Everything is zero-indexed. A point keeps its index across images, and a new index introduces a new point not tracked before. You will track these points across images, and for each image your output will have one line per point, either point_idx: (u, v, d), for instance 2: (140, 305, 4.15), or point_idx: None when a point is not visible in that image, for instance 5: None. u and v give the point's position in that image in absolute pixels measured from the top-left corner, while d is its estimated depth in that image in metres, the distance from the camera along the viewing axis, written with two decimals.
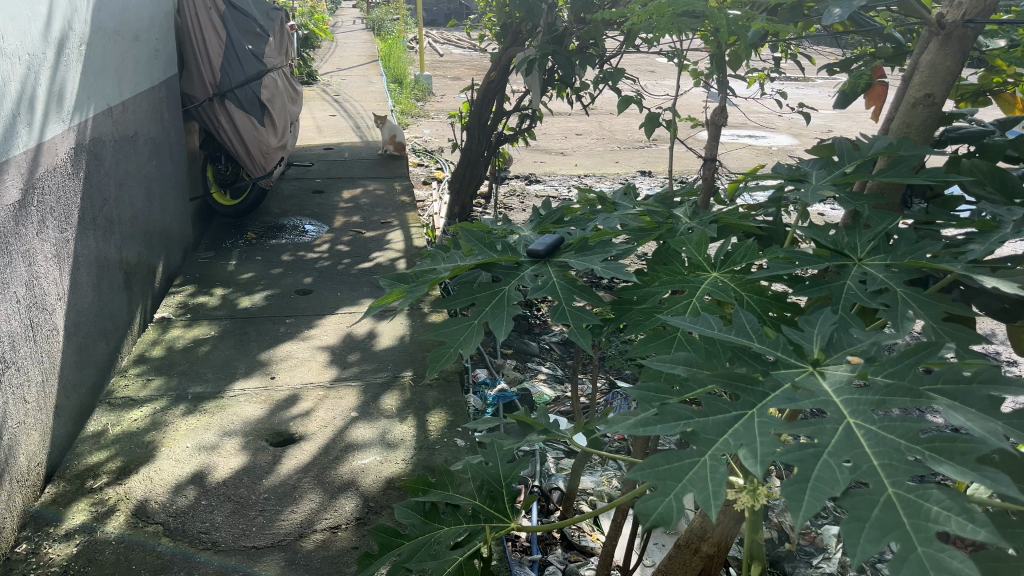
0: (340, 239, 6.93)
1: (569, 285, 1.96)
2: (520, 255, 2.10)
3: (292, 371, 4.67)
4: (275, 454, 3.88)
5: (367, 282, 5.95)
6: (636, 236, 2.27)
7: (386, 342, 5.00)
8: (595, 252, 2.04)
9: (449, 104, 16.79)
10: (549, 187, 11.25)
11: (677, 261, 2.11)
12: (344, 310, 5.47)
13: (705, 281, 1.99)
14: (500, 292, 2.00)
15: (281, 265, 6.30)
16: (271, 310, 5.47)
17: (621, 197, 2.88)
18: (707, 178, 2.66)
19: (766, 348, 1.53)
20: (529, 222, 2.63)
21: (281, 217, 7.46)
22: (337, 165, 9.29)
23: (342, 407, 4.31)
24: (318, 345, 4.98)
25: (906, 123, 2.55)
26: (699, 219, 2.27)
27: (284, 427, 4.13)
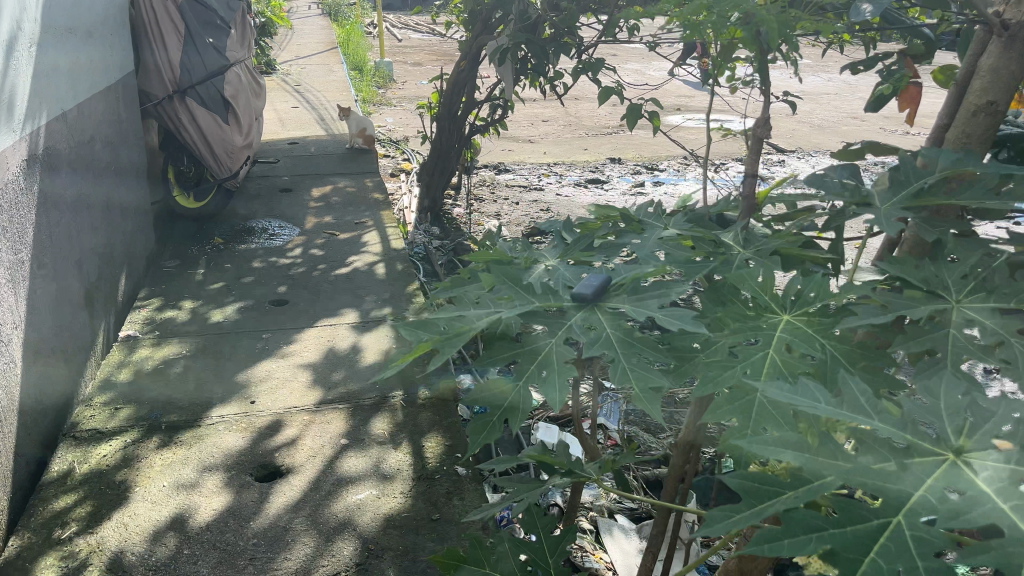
0: (313, 242, 6.58)
1: (627, 336, 1.69)
2: (562, 300, 1.83)
3: (273, 394, 4.35)
4: (262, 491, 3.58)
5: (346, 290, 5.63)
6: (683, 270, 2.01)
7: (372, 358, 4.70)
8: (651, 297, 1.78)
9: (410, 91, 16.35)
10: (520, 176, 10.95)
11: (738, 300, 1.87)
12: (324, 322, 5.15)
13: (778, 326, 1.74)
14: (546, 344, 1.72)
15: (252, 273, 5.95)
16: (246, 324, 5.13)
17: (649, 215, 2.63)
18: (747, 194, 2.42)
19: (893, 431, 1.29)
20: (553, 249, 2.36)
21: (248, 219, 7.09)
22: (303, 160, 8.90)
23: (331, 434, 4.01)
24: (299, 363, 4.66)
25: (964, 132, 2.32)
26: (754, 250, 2.02)
27: (268, 458, 3.82)
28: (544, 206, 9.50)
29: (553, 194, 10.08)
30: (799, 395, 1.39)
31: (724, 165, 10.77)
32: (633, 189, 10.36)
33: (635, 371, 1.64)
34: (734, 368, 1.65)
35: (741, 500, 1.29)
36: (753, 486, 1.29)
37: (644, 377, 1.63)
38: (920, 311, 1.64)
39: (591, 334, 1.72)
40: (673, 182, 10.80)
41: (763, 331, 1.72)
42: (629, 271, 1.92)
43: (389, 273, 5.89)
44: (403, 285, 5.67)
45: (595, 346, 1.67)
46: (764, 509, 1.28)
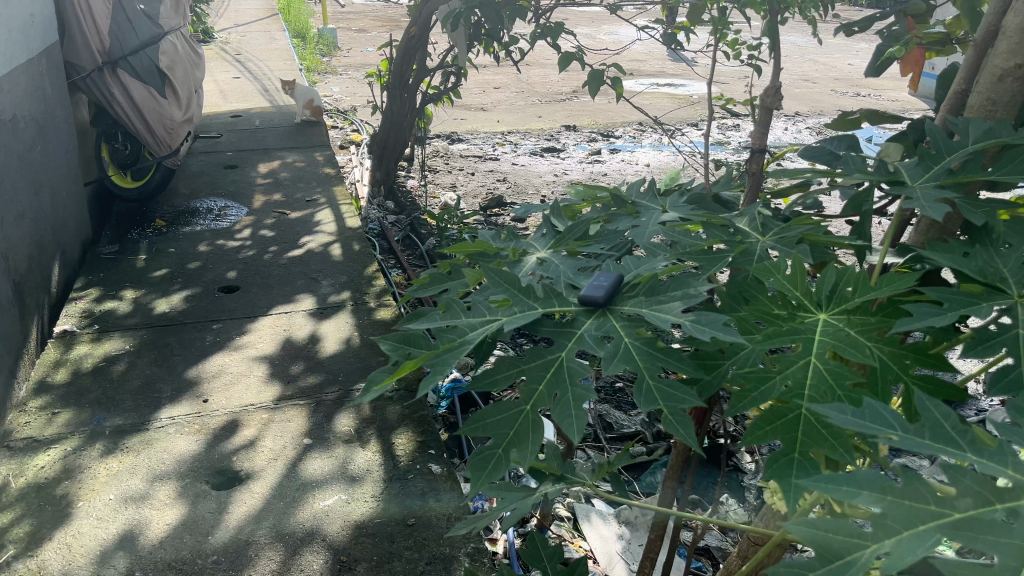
0: (262, 222, 6.21)
1: (648, 347, 1.46)
2: (568, 305, 1.59)
3: (227, 391, 4.04)
4: (219, 501, 3.30)
5: (301, 274, 5.30)
6: (698, 263, 1.78)
7: (332, 347, 4.41)
8: (671, 296, 1.54)
9: (357, 59, 15.77)
10: (475, 146, 10.60)
11: (763, 294, 1.65)
12: (278, 310, 4.83)
13: (817, 328, 1.54)
14: (554, 357, 1.48)
15: (199, 258, 5.57)
16: (194, 314, 4.79)
17: (643, 196, 2.39)
18: (753, 172, 2.20)
19: (993, 469, 1.10)
20: (543, 239, 2.11)
21: (192, 198, 6.67)
22: (248, 135, 8.45)
23: (292, 433, 3.72)
24: (254, 356, 4.35)
25: (990, 99, 2.13)
26: (775, 236, 1.81)
27: (225, 462, 3.53)
28: (501, 176, 9.20)
29: (509, 164, 9.78)
30: (869, 419, 1.19)
31: (682, 130, 10.56)
32: (591, 156, 10.10)
33: (662, 388, 1.42)
34: (773, 381, 1.46)
35: (813, 555, 1.10)
36: (828, 538, 1.09)
37: (676, 396, 1.40)
38: (985, 308, 1.44)
39: (605, 344, 1.48)
40: (631, 149, 10.56)
41: (800, 333, 1.52)
42: (641, 269, 1.68)
43: (346, 254, 5.58)
44: (361, 267, 5.36)
45: (616, 360, 1.43)
46: (842, 568, 1.08)
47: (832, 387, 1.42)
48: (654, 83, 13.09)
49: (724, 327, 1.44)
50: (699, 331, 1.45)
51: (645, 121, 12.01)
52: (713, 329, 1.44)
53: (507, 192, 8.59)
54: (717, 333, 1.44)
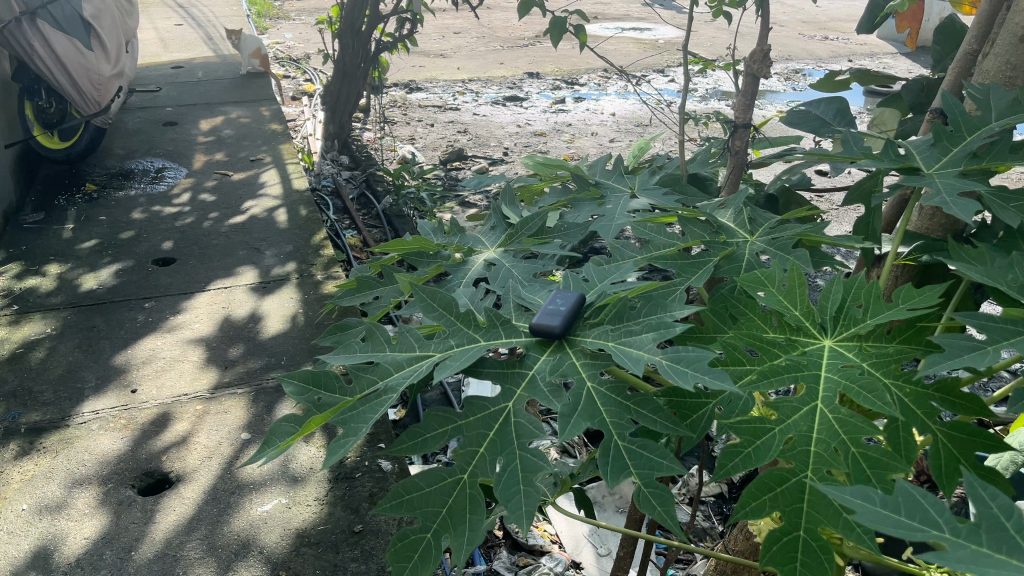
0: (202, 185, 5.77)
1: (615, 397, 1.16)
2: (517, 337, 1.28)
3: (158, 379, 3.69)
4: (145, 509, 2.98)
5: (243, 243, 4.91)
6: (676, 271, 1.48)
7: (276, 326, 4.06)
8: (643, 324, 1.23)
9: (309, 3, 15.00)
10: (434, 95, 10.10)
11: (755, 312, 1.36)
12: (217, 285, 4.45)
13: (822, 364, 1.25)
14: (499, 409, 1.17)
15: (132, 226, 5.15)
16: (125, 290, 4.39)
17: (608, 175, 2.07)
18: (737, 151, 1.89)
19: None
20: (494, 233, 1.80)
21: (126, 159, 6.19)
22: (189, 88, 7.91)
23: (229, 427, 3.39)
24: (189, 338, 3.98)
25: (1011, 63, 1.83)
26: (767, 237, 1.51)
27: (154, 463, 3.21)
28: (462, 127, 8.75)
29: (470, 114, 9.32)
30: (905, 513, 0.92)
31: (647, 78, 10.15)
32: (555, 106, 9.67)
33: (634, 451, 1.12)
34: (769, 436, 1.17)
35: None
36: None
37: (652, 463, 1.11)
38: None
39: (562, 391, 1.17)
40: (596, 98, 10.14)
41: (804, 372, 1.23)
42: (607, 285, 1.37)
43: (291, 220, 5.18)
44: (308, 234, 4.97)
45: (576, 417, 1.13)
46: None
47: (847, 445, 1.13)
48: (619, 27, 12.60)
49: (709, 372, 1.14)
50: (678, 377, 1.15)
51: (611, 68, 11.56)
52: (695, 374, 1.14)
53: (467, 144, 8.15)
54: (702, 379, 1.14)
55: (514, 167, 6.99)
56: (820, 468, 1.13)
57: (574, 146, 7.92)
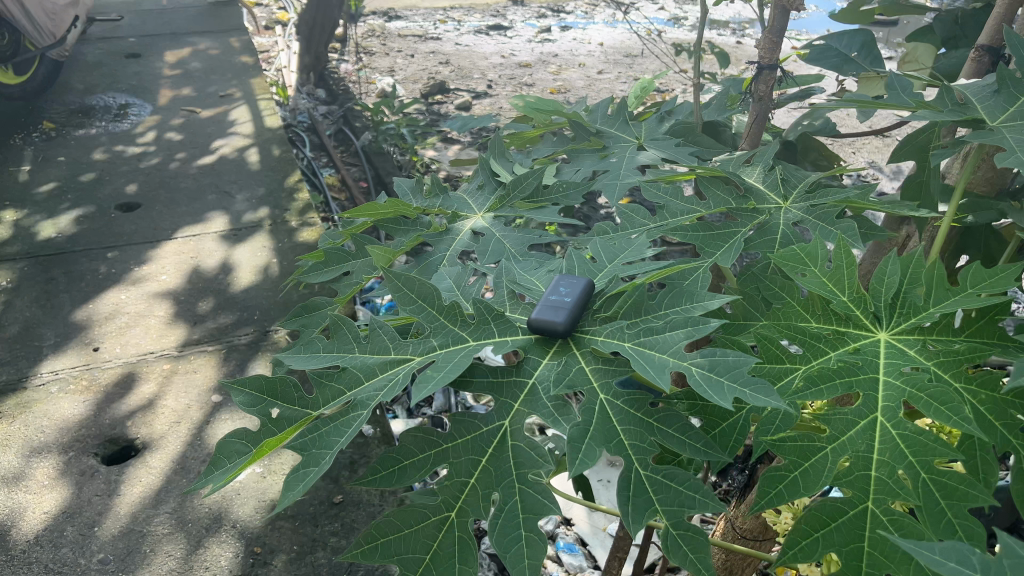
0: (168, 123, 5.42)
1: (634, 413, 0.95)
2: (512, 335, 1.06)
3: (122, 337, 3.45)
4: (109, 480, 2.78)
5: (211, 186, 4.60)
6: (697, 245, 1.26)
7: (247, 278, 3.81)
8: (665, 320, 1.01)
9: None
10: (414, 23, 9.61)
11: (794, 299, 1.15)
12: (185, 233, 4.17)
13: (878, 363, 1.04)
14: (494, 427, 0.96)
15: (92, 167, 4.81)
16: (86, 238, 4.09)
17: (610, 121, 1.83)
18: (761, 97, 1.64)
19: None
20: (482, 194, 1.57)
21: (86, 93, 5.79)
22: (155, 17, 7.44)
23: (199, 388, 3.18)
24: (155, 291, 3.72)
25: None
26: (806, 204, 1.28)
27: (118, 429, 2.99)
28: (444, 58, 8.32)
29: (452, 44, 8.88)
30: None
31: (636, 5, 9.71)
32: (540, 35, 9.23)
33: (660, 481, 0.91)
34: (819, 456, 0.98)
35: None
36: None
37: (682, 499, 0.90)
38: None
39: (569, 407, 0.96)
40: (583, 27, 9.69)
41: (858, 377, 1.02)
42: (618, 267, 1.15)
43: (264, 161, 4.86)
44: (282, 176, 4.67)
45: (588, 440, 0.92)
46: None
47: (916, 469, 0.94)
48: None
49: (750, 384, 0.93)
50: (712, 391, 0.94)
51: None
52: (732, 387, 0.93)
53: (449, 76, 7.76)
54: (741, 394, 0.93)
55: (499, 101, 6.64)
56: (885, 498, 0.93)
57: (561, 78, 7.56)
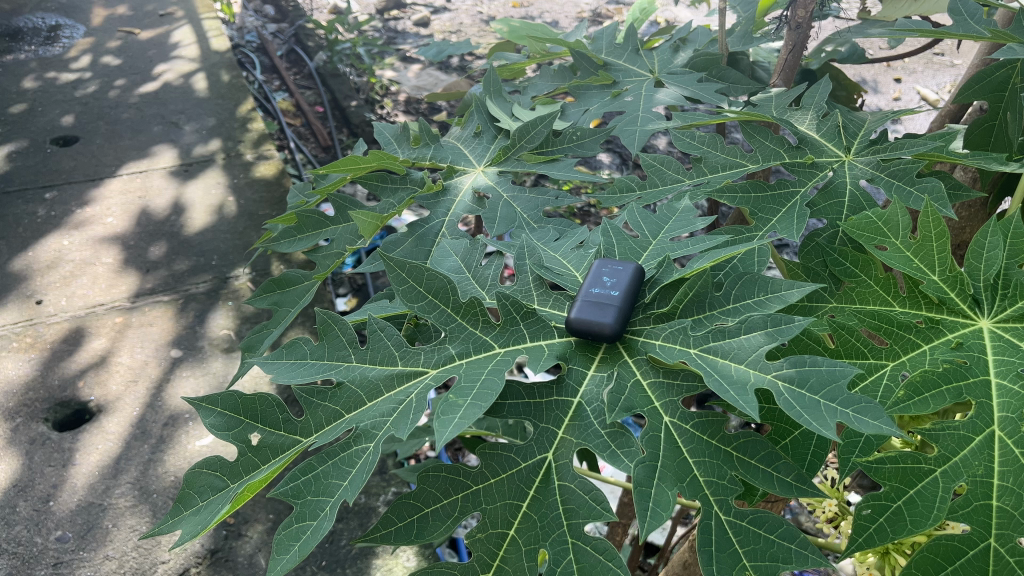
0: (104, 46, 4.94)
1: (709, 441, 0.78)
2: (545, 338, 0.87)
3: (67, 286, 3.12)
4: (62, 449, 2.51)
5: (156, 116, 4.18)
6: (748, 209, 1.07)
7: (201, 217, 3.48)
8: (736, 320, 0.83)
9: None
10: None
11: (872, 276, 0.95)
12: (131, 168, 3.77)
13: (990, 366, 0.87)
14: (534, 463, 0.78)
15: (22, 95, 4.35)
16: (19, 176, 3.69)
17: (617, 51, 1.58)
18: (797, 22, 1.42)
19: None
20: (479, 142, 1.35)
21: (10, 15, 5.25)
22: None
23: (156, 342, 2.89)
24: (101, 234, 3.38)
25: None
26: (874, 158, 1.09)
27: (69, 391, 2.71)
28: None
29: None
30: None
31: None
32: None
33: (745, 528, 0.74)
34: (926, 482, 0.80)
35: None
36: None
37: (775, 551, 0.73)
38: None
39: (628, 436, 0.77)
40: None
41: (968, 381, 0.85)
42: (666, 244, 0.96)
43: (212, 87, 4.43)
44: (234, 104, 4.26)
45: (657, 483, 0.74)
46: None
47: None
48: None
49: (853, 404, 0.74)
50: (807, 412, 0.75)
51: None
52: (830, 407, 0.75)
53: None
54: (841, 416, 0.74)
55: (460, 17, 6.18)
56: (1011, 535, 0.77)
57: None
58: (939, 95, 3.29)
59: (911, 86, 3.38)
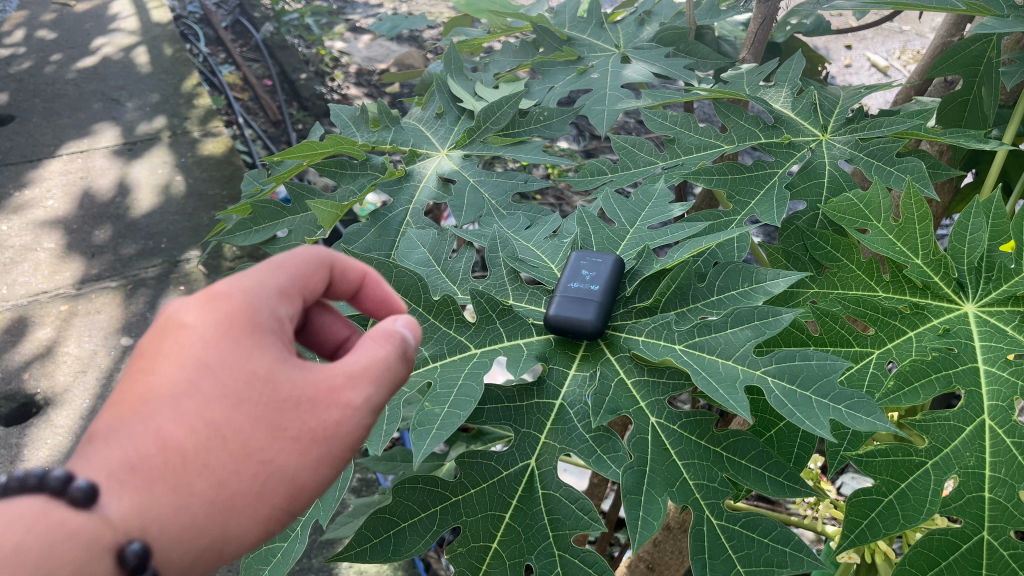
0: (38, 19, 4.70)
1: (698, 442, 0.74)
2: (521, 337, 0.83)
3: (7, 274, 2.98)
4: (9, 446, 2.40)
5: (96, 92, 3.98)
6: (725, 192, 1.03)
7: (147, 198, 3.34)
8: (720, 313, 0.80)
9: None
10: None
11: (853, 261, 0.92)
12: (71, 148, 3.59)
13: (978, 355, 0.85)
14: (516, 471, 0.74)
15: None
16: None
17: (580, 25, 1.52)
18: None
19: None
20: (442, 124, 1.30)
21: None
22: None
23: (104, 330, 2.78)
24: (41, 218, 3.23)
25: None
26: (852, 138, 1.06)
27: (14, 385, 2.59)
28: None
29: None
30: None
31: None
32: None
33: (737, 532, 0.71)
34: (917, 476, 0.78)
35: None
36: None
37: (769, 556, 0.70)
38: None
39: (614, 440, 0.74)
40: None
41: (957, 369, 0.83)
42: (644, 232, 0.92)
43: (155, 61, 4.23)
44: (178, 79, 4.06)
45: (647, 489, 0.71)
46: None
47: None
48: None
49: (846, 400, 0.71)
50: (798, 410, 0.72)
51: None
52: (822, 404, 0.72)
53: None
54: (834, 414, 0.71)
55: None
56: (1005, 528, 0.75)
57: None
58: (889, 62, 3.26)
59: (862, 53, 3.34)
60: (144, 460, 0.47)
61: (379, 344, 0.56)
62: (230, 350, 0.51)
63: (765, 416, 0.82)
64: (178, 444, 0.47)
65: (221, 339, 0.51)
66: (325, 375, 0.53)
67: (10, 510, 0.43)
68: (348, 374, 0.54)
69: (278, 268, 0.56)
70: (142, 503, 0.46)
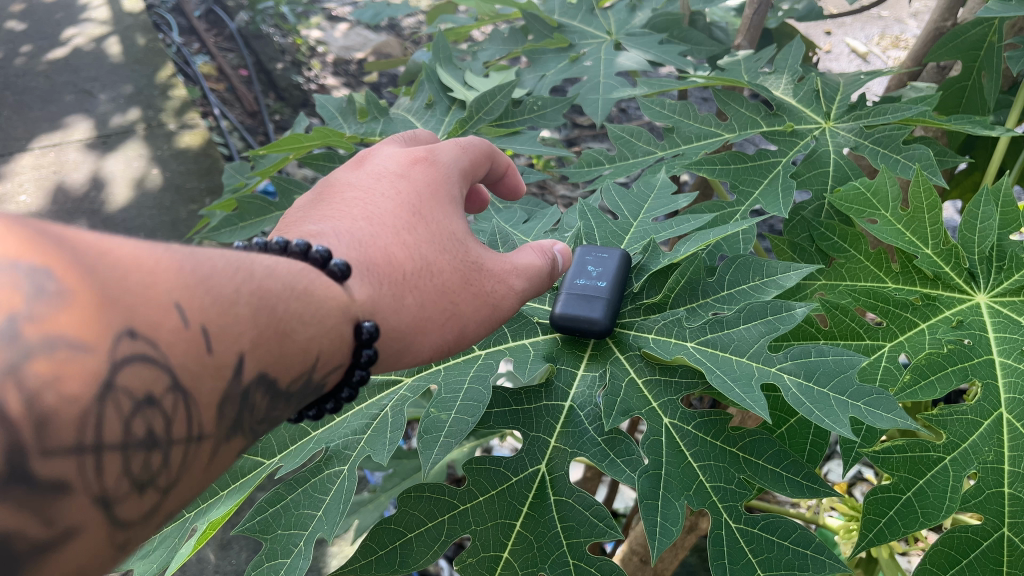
0: (6, 8, 4.57)
1: (712, 443, 0.72)
2: (525, 337, 0.81)
3: None
4: None
5: (68, 84, 3.88)
6: (729, 182, 1.00)
7: (122, 192, 3.27)
8: (732, 308, 0.77)
9: None
10: None
11: (861, 251, 0.90)
12: (43, 142, 3.51)
13: (991, 348, 0.83)
14: (526, 476, 0.71)
15: None
16: None
17: (570, 11, 1.47)
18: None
19: None
20: (432, 115, 1.26)
21: None
22: None
23: None
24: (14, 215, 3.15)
25: None
26: (857, 125, 1.04)
27: None
28: None
29: None
30: None
31: None
32: None
33: (757, 535, 0.68)
34: (935, 473, 0.76)
35: None
36: None
37: (791, 559, 0.67)
38: None
39: (627, 443, 0.72)
40: None
41: (972, 362, 0.81)
42: (649, 224, 0.89)
43: (127, 51, 4.12)
44: (152, 70, 3.97)
45: (664, 494, 0.69)
46: None
47: None
48: None
49: (865, 396, 0.68)
50: (817, 408, 0.69)
51: None
52: (840, 401, 0.69)
53: None
54: (854, 411, 0.68)
55: None
56: None
57: None
58: (869, 48, 3.24)
59: (841, 38, 3.32)
60: (381, 263, 0.64)
61: (537, 253, 0.78)
62: (436, 208, 0.72)
63: (778, 413, 0.79)
64: (403, 260, 0.66)
65: (431, 199, 0.72)
66: (496, 258, 0.74)
67: (294, 263, 0.58)
68: (505, 268, 0.74)
69: (458, 162, 0.78)
70: (375, 292, 0.62)
